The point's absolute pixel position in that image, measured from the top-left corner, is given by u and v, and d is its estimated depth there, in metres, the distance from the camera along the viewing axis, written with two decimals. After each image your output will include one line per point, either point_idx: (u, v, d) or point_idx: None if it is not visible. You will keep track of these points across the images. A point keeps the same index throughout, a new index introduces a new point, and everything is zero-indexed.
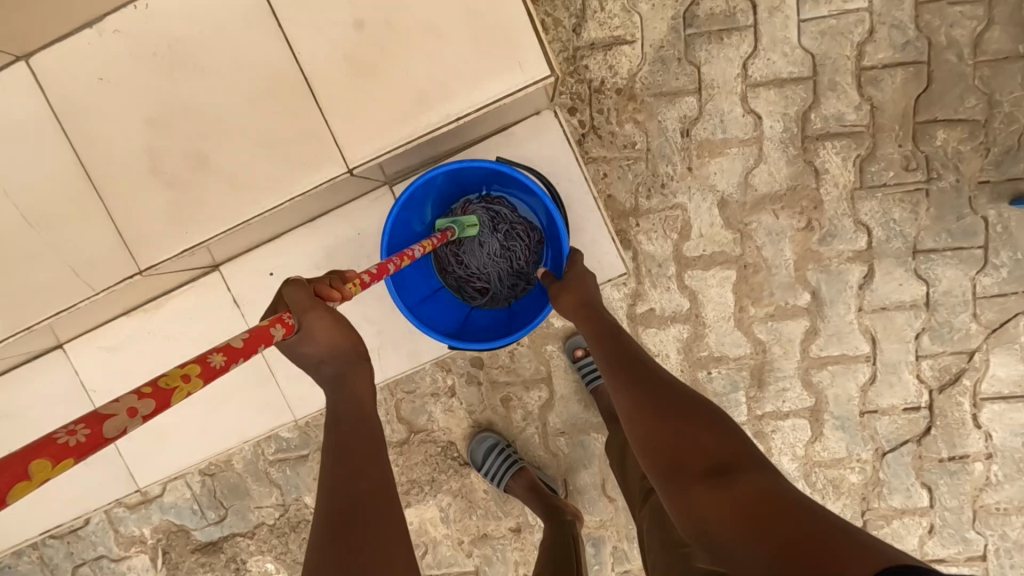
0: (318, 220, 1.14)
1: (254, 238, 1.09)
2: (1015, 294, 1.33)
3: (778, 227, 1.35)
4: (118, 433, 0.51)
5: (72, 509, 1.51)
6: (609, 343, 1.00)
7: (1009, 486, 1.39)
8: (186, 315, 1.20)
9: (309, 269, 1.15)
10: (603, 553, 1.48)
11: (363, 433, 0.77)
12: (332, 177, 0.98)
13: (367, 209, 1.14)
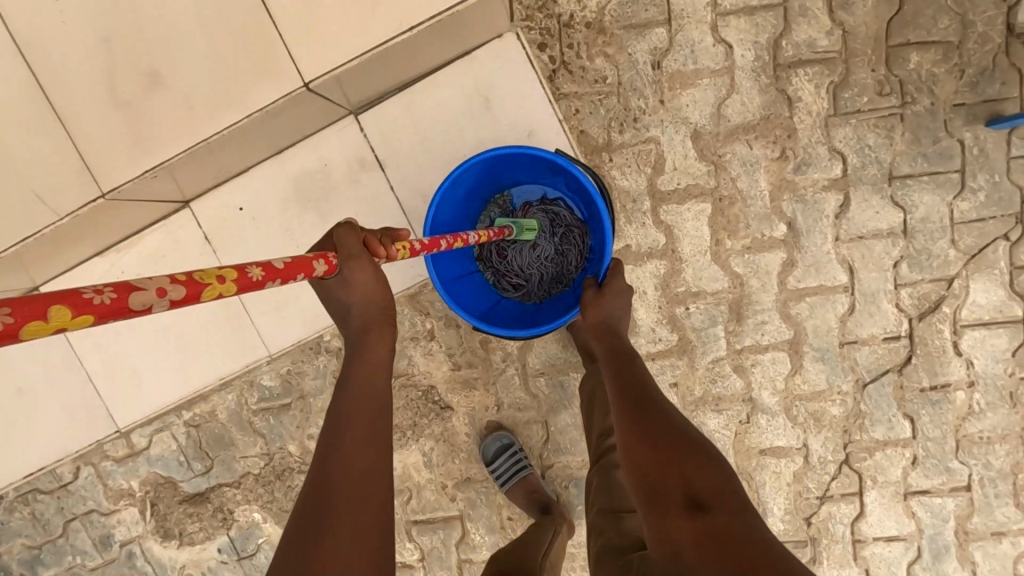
0: (285, 151, 1.15)
1: (220, 168, 1.09)
2: (993, 218, 1.31)
3: (751, 157, 1.34)
4: (142, 308, 0.52)
5: (56, 451, 1.57)
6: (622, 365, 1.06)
7: (992, 414, 1.38)
8: (158, 253, 1.20)
9: (277, 202, 1.16)
10: (586, 493, 1.49)
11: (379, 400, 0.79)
12: (288, 92, 0.98)
13: (332, 138, 1.14)
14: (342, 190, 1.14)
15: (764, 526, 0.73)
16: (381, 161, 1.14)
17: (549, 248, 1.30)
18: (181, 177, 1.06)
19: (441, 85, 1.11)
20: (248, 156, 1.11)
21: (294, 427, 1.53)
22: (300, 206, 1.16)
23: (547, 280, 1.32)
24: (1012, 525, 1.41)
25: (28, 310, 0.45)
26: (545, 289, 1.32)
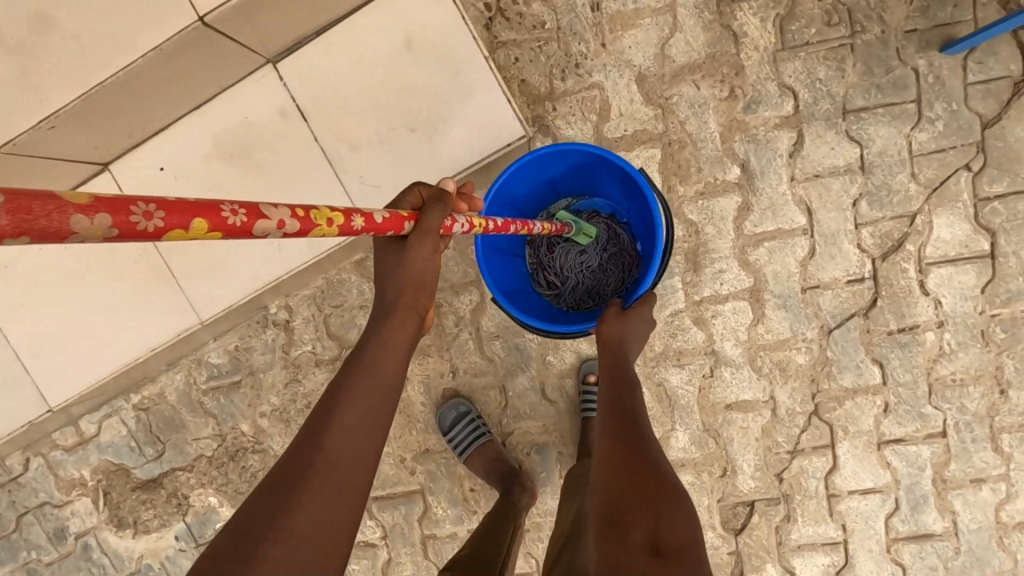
0: (204, 107, 1.09)
1: (133, 122, 1.04)
2: (953, 148, 1.26)
3: (699, 98, 1.29)
4: (263, 235, 0.53)
5: None
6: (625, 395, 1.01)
7: (964, 355, 1.32)
8: None
9: (201, 160, 1.11)
10: (548, 460, 1.43)
11: (393, 383, 0.76)
12: (181, 29, 0.93)
13: (253, 90, 1.09)
14: (270, 144, 1.10)
15: None
16: (304, 110, 1.09)
17: (596, 260, 1.26)
18: (92, 132, 1.01)
19: (360, 26, 1.06)
20: (164, 110, 1.06)
21: (245, 405, 1.48)
22: (224, 163, 1.11)
23: (581, 290, 1.28)
24: (992, 471, 1.36)
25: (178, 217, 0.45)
26: (576, 299, 1.28)
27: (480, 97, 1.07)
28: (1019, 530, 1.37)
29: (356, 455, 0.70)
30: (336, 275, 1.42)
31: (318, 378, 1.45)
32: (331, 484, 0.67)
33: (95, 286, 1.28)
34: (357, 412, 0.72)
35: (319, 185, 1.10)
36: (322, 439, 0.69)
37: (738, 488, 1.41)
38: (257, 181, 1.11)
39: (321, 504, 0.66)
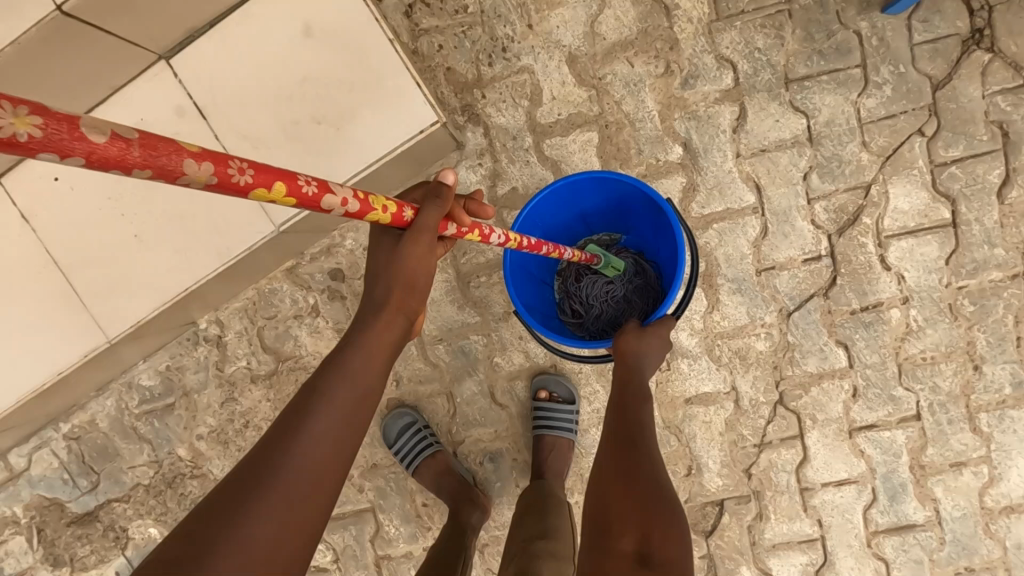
0: (95, 110, 1.02)
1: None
2: (904, 113, 1.19)
3: (634, 76, 1.22)
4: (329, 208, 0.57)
5: None
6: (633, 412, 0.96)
7: (933, 331, 1.25)
8: None
9: None
10: (502, 468, 1.35)
11: (371, 386, 0.70)
12: (41, 19, 0.86)
13: (145, 91, 1.02)
14: None
15: None
16: (201, 108, 1.02)
17: (621, 292, 1.18)
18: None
19: (257, 15, 1.01)
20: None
21: (181, 428, 1.39)
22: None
23: (604, 321, 1.20)
24: (971, 454, 1.28)
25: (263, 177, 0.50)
26: (598, 330, 1.20)
27: (388, 85, 1.01)
28: (1005, 515, 1.28)
29: (324, 463, 0.63)
30: (267, 285, 1.34)
31: (255, 395, 1.37)
32: (292, 492, 0.60)
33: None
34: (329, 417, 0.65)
35: None
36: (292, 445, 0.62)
37: (705, 487, 1.32)
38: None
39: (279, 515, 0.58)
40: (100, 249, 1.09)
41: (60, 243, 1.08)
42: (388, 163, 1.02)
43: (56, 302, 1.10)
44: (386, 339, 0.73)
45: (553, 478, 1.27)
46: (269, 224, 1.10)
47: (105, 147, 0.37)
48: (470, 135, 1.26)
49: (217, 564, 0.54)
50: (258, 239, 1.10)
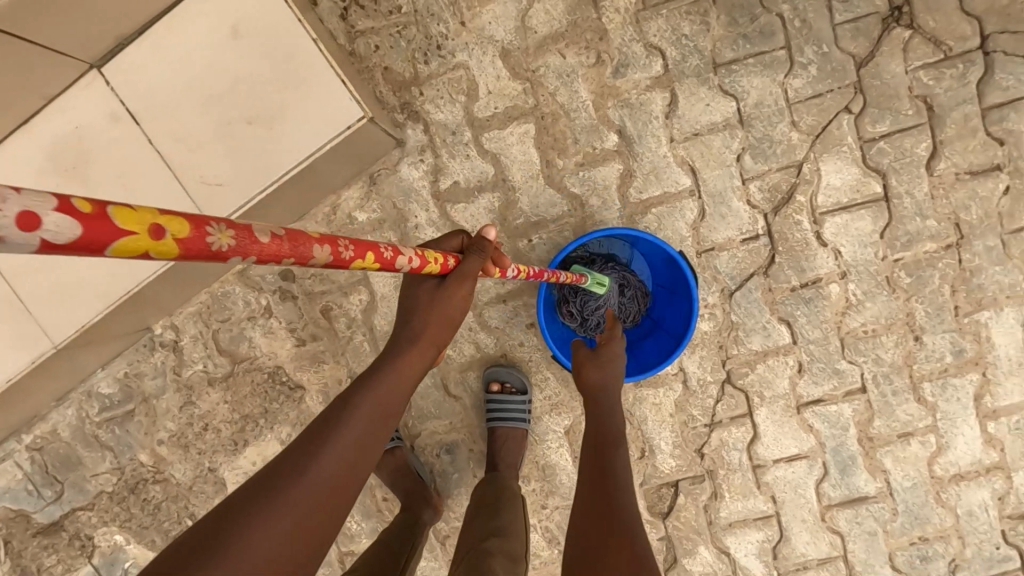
0: (31, 120, 1.05)
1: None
2: (830, 91, 1.22)
3: (567, 67, 1.25)
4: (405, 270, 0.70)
5: None
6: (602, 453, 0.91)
7: (872, 304, 1.27)
8: None
9: (29, 176, 1.06)
10: (460, 459, 1.37)
11: (398, 406, 0.71)
12: None
13: (78, 99, 1.05)
14: (102, 153, 1.06)
15: None
16: (137, 113, 1.06)
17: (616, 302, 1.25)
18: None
19: (182, 19, 1.05)
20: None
21: (142, 434, 1.41)
22: (56, 177, 1.06)
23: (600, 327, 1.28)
24: (918, 424, 1.29)
25: (361, 249, 0.63)
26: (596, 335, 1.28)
27: (319, 81, 1.07)
28: (955, 483, 1.30)
29: (344, 477, 0.63)
30: (219, 288, 1.36)
31: (213, 398, 1.38)
32: (308, 499, 0.60)
33: None
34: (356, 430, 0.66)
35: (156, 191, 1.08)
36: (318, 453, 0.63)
37: (659, 469, 1.34)
38: (94, 193, 1.07)
39: (291, 519, 0.59)
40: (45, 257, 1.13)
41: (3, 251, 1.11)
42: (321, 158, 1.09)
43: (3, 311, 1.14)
44: (418, 362, 0.76)
45: (506, 467, 1.28)
46: None
47: (268, 245, 0.51)
48: (410, 132, 1.28)
49: (228, 556, 0.54)
50: None
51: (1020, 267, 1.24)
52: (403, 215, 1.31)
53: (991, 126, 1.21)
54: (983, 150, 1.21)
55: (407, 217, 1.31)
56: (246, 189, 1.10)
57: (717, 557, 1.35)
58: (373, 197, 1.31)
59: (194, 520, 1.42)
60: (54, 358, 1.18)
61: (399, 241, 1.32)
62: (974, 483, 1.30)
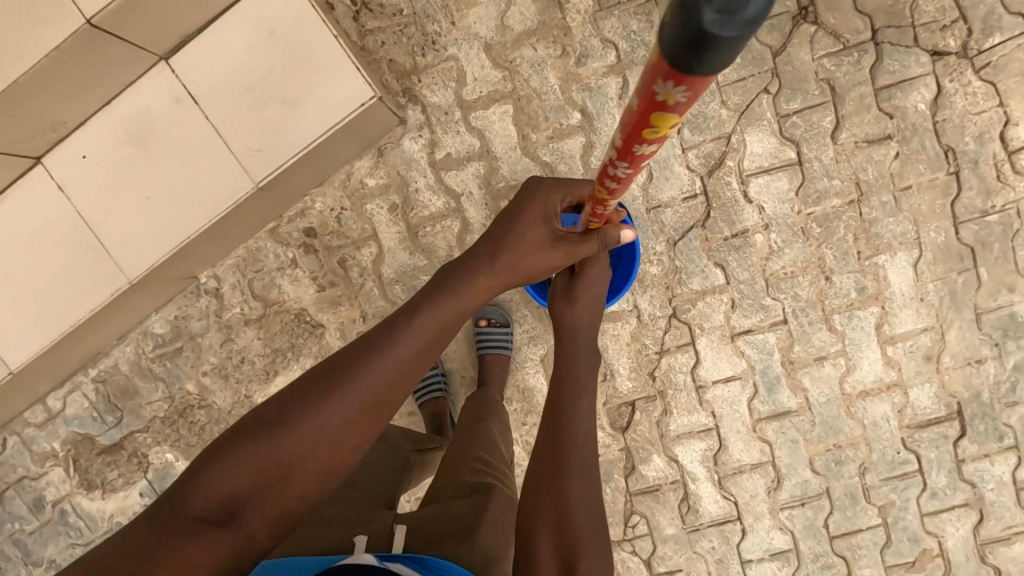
0: (113, 104, 1.34)
1: (49, 120, 1.29)
2: (751, 76, 1.50)
3: (538, 58, 1.53)
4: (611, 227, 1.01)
5: None
6: (568, 419, 0.96)
7: (790, 250, 1.55)
8: (16, 210, 1.38)
9: (116, 147, 1.36)
10: (454, 384, 1.65)
11: (443, 340, 0.81)
12: (73, 30, 1.15)
13: (150, 85, 1.34)
14: (174, 127, 1.35)
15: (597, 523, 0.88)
16: (194, 95, 1.34)
17: None
18: (14, 130, 1.25)
19: (229, 22, 1.33)
20: (76, 108, 1.31)
21: (189, 367, 1.69)
22: (138, 148, 1.35)
23: None
24: (830, 348, 1.57)
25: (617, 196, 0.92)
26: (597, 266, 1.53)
27: (336, 67, 1.34)
28: (861, 398, 1.58)
29: (382, 397, 0.75)
30: (254, 244, 1.64)
31: (248, 335, 1.66)
32: (348, 412, 0.73)
33: (33, 262, 1.40)
34: (399, 360, 0.76)
35: (214, 157, 1.36)
36: (364, 371, 0.74)
37: (618, 390, 1.62)
38: (166, 157, 1.36)
39: (346, 418, 0.73)
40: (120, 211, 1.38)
41: (86, 208, 1.38)
42: (342, 128, 1.35)
43: (88, 256, 1.40)
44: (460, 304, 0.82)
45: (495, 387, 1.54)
46: (249, 182, 1.37)
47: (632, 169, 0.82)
48: (411, 113, 1.57)
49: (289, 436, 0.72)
50: (241, 196, 1.37)
51: (910, 218, 1.52)
52: (405, 181, 1.59)
53: (882, 103, 1.49)
54: (877, 123, 1.50)
55: (408, 182, 1.59)
56: (280, 154, 1.36)
57: (667, 464, 1.63)
58: (380, 166, 1.59)
59: None
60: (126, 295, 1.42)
61: (403, 202, 1.60)
62: (877, 397, 1.58)
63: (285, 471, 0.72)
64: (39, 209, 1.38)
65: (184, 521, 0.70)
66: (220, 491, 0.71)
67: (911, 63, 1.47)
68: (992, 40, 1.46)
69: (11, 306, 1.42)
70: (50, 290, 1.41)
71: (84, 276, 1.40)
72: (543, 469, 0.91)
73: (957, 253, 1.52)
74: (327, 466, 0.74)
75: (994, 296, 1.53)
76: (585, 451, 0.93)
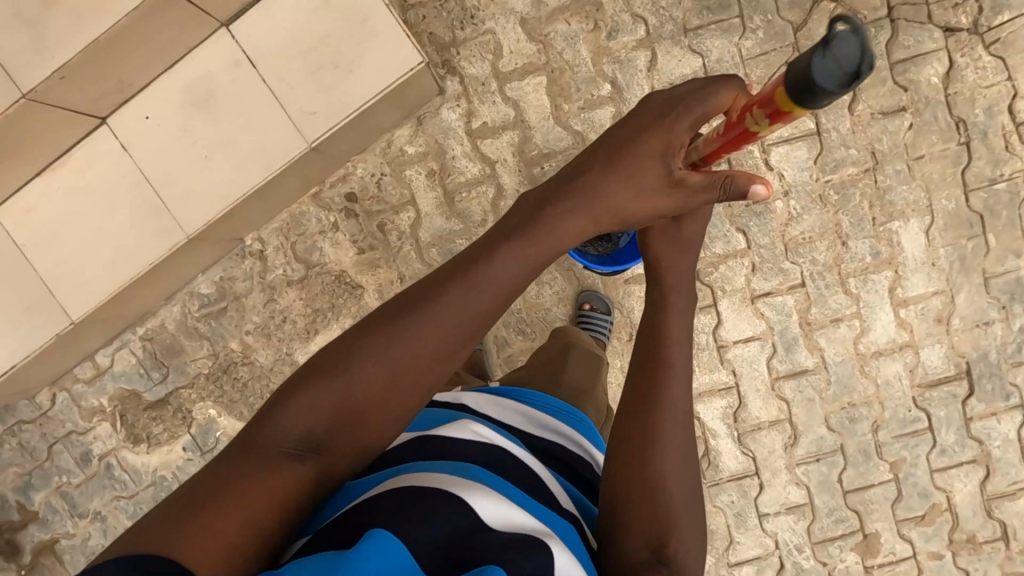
0: (179, 66, 1.53)
1: (122, 82, 1.48)
2: (774, 50, 1.59)
3: (571, 32, 1.62)
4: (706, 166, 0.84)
5: (18, 352, 1.62)
6: (667, 396, 0.79)
7: (808, 216, 1.63)
8: (88, 164, 1.58)
9: (180, 107, 1.54)
10: (486, 343, 1.73)
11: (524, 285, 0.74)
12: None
13: (214, 50, 1.52)
14: (234, 89, 1.53)
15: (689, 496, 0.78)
16: (251, 61, 1.52)
17: None
18: (89, 89, 1.43)
19: None
20: (144, 71, 1.49)
21: (232, 326, 1.77)
22: (200, 109, 1.54)
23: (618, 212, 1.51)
24: (845, 311, 1.65)
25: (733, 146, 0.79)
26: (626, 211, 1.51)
27: (381, 36, 1.50)
28: (875, 358, 1.66)
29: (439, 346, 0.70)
30: (298, 209, 1.72)
31: (290, 296, 1.74)
32: (418, 358, 0.69)
33: (103, 214, 1.59)
34: (478, 303, 0.70)
35: (268, 118, 1.54)
36: (438, 305, 0.70)
37: None
38: (225, 118, 1.54)
39: (401, 366, 0.69)
40: (184, 168, 1.56)
41: (152, 165, 1.57)
42: (387, 92, 1.50)
43: (153, 210, 1.58)
44: (540, 243, 0.74)
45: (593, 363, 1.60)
46: (301, 142, 1.54)
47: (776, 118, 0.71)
48: (449, 83, 1.65)
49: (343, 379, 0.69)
50: (294, 154, 1.54)
51: (922, 186, 1.60)
52: (443, 148, 1.68)
53: (897, 77, 1.58)
54: (892, 96, 1.58)
55: (445, 150, 1.68)
56: (329, 117, 1.53)
57: None
58: (419, 134, 1.68)
59: None
60: (185, 246, 1.59)
61: (440, 169, 1.68)
62: (890, 357, 1.66)
63: (356, 414, 0.69)
64: (110, 166, 1.57)
65: (259, 450, 0.68)
66: (296, 426, 0.69)
67: (925, 39, 1.56)
68: (1001, 17, 1.55)
69: (85, 253, 1.60)
70: (120, 240, 1.59)
71: (150, 229, 1.59)
72: (638, 432, 0.79)
73: (967, 220, 1.61)
74: (399, 410, 0.71)
75: (1002, 261, 1.62)
76: (679, 421, 0.79)
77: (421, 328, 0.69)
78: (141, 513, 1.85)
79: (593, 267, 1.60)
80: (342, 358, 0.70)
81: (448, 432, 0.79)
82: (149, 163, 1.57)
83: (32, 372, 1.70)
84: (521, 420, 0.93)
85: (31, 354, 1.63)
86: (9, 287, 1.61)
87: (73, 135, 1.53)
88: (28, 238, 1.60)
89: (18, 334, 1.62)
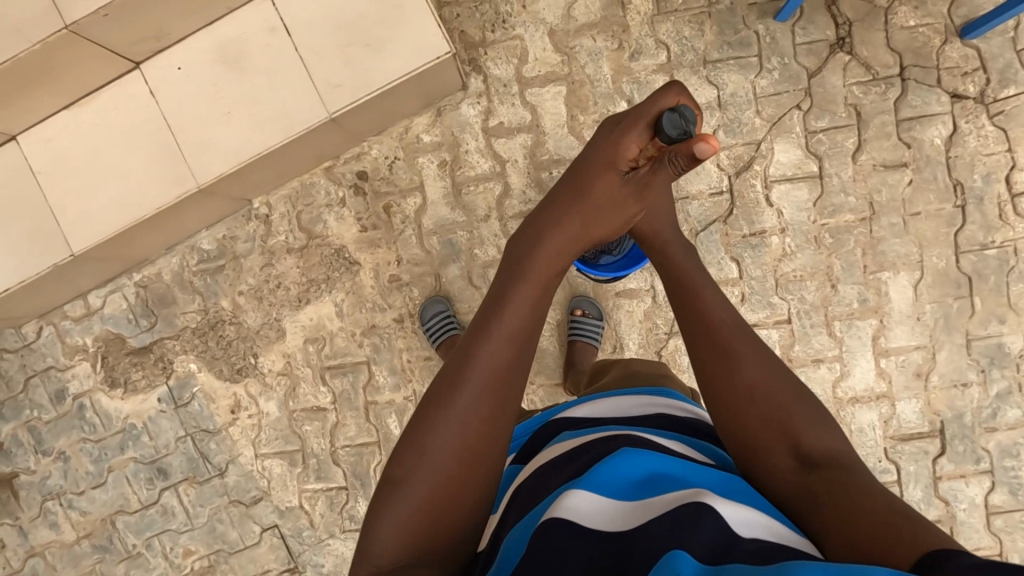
0: (217, 24, 1.60)
1: (159, 31, 1.54)
2: (786, 91, 1.66)
3: (596, 48, 1.69)
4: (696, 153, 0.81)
5: (14, 276, 1.65)
6: (746, 372, 0.79)
7: (802, 255, 1.67)
8: (110, 106, 1.63)
9: (209, 63, 1.60)
10: None
11: (537, 329, 0.80)
12: None
13: (253, 13, 1.59)
14: (268, 53, 1.59)
15: (817, 420, 0.77)
16: (287, 28, 1.59)
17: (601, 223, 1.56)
18: (126, 32, 1.49)
19: None
20: (183, 25, 1.56)
21: (227, 285, 1.79)
22: (228, 67, 1.60)
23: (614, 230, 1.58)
24: (827, 352, 1.67)
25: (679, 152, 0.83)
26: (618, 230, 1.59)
27: (413, 21, 1.57)
28: (851, 404, 1.68)
29: (485, 404, 0.75)
30: (308, 179, 1.76)
31: (288, 263, 1.77)
32: (464, 427, 0.74)
33: (119, 157, 1.63)
34: (489, 365, 0.76)
35: (292, 85, 1.59)
36: (466, 377, 0.75)
37: None
38: (252, 78, 1.60)
39: (459, 437, 0.73)
40: (204, 124, 1.61)
41: (176, 117, 1.62)
42: (410, 76, 1.56)
43: (168, 158, 1.62)
44: (536, 292, 0.81)
45: (571, 368, 1.63)
46: (324, 112, 1.59)
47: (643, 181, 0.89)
48: (473, 80, 1.71)
49: (416, 472, 0.73)
50: (313, 122, 1.59)
51: (915, 241, 1.64)
52: (457, 141, 1.73)
53: (902, 133, 1.64)
54: (894, 150, 1.64)
55: (460, 143, 1.73)
56: (353, 92, 1.58)
57: None
58: (437, 124, 1.73)
59: (256, 357, 1.79)
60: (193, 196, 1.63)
61: (452, 160, 1.73)
62: (866, 405, 1.68)
63: (436, 511, 0.72)
64: (133, 111, 1.63)
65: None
66: (398, 537, 0.71)
67: (931, 101, 1.63)
68: (1007, 91, 1.61)
69: (95, 191, 1.64)
70: (131, 185, 1.63)
71: (164, 176, 1.63)
72: (761, 425, 0.77)
73: (955, 280, 1.64)
74: (477, 476, 0.74)
75: (985, 325, 1.64)
76: (765, 377, 0.79)
77: (455, 411, 0.74)
78: (105, 459, 1.84)
79: (586, 271, 1.62)
80: (404, 464, 0.74)
81: (556, 455, 0.84)
82: (171, 111, 1.62)
83: (20, 300, 1.71)
84: (610, 408, 0.96)
85: (26, 279, 1.65)
86: (17, 210, 1.65)
87: (103, 75, 1.59)
88: (42, 165, 1.65)
89: (19, 258, 1.66)
